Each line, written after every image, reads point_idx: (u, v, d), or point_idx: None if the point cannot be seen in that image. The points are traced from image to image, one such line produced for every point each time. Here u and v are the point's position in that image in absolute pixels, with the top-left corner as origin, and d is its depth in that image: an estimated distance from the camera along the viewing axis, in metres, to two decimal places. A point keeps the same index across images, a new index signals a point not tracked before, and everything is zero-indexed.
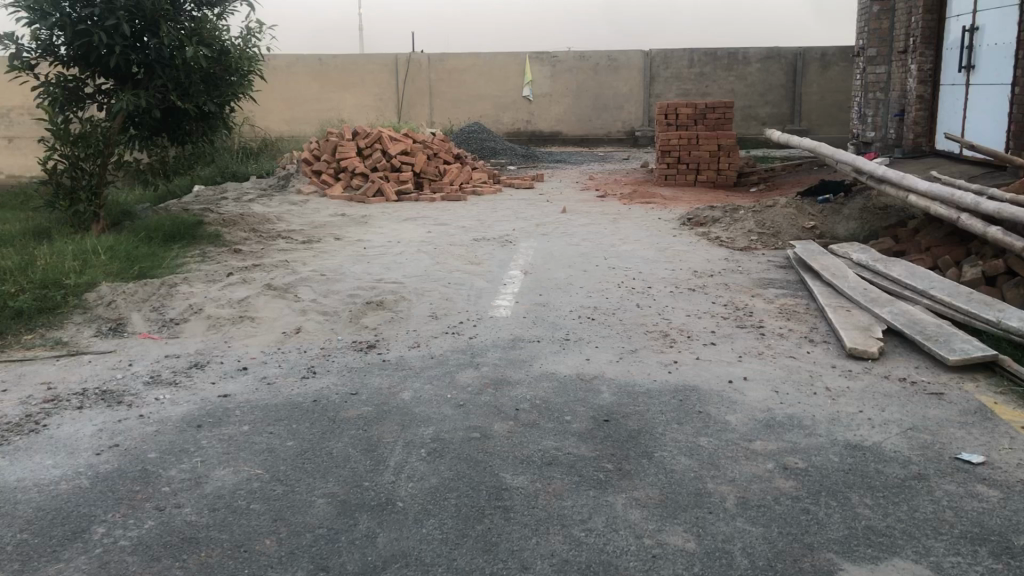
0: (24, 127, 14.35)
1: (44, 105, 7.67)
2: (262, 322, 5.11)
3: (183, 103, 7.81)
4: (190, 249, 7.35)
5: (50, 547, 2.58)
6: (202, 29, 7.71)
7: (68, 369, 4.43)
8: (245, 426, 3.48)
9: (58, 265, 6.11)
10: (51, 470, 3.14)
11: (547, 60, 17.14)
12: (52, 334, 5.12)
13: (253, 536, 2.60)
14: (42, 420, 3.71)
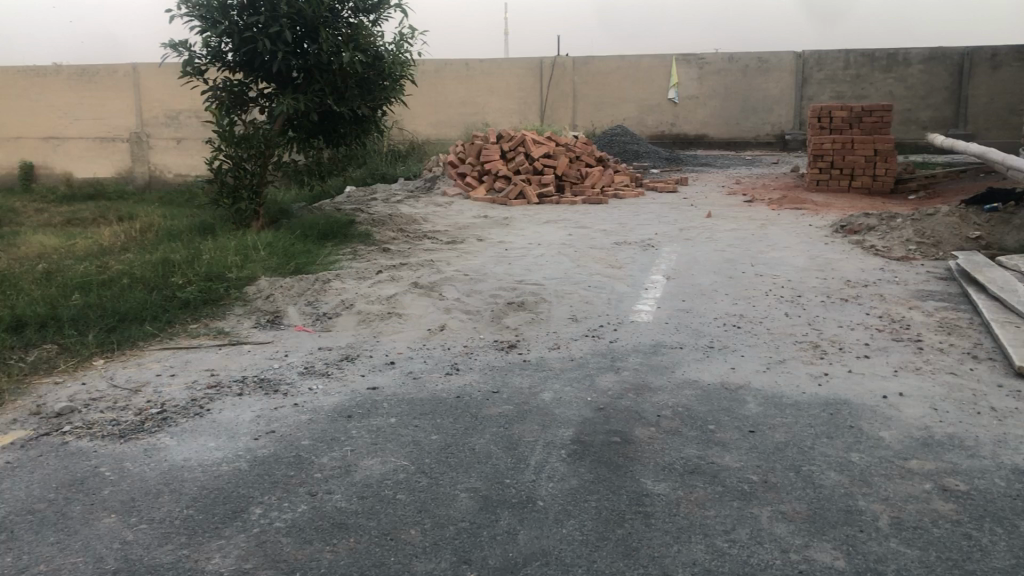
0: (191, 129, 15.27)
1: (212, 108, 8.19)
2: (408, 319, 5.26)
3: (338, 107, 8.13)
4: (342, 247, 7.65)
5: (212, 523, 2.75)
6: (358, 36, 8.00)
7: (230, 358, 4.71)
8: (392, 418, 3.61)
9: (222, 260, 6.50)
10: (214, 452, 3.35)
11: (694, 62, 16.89)
12: (215, 324, 5.44)
13: (399, 526, 2.68)
14: (207, 404, 3.95)
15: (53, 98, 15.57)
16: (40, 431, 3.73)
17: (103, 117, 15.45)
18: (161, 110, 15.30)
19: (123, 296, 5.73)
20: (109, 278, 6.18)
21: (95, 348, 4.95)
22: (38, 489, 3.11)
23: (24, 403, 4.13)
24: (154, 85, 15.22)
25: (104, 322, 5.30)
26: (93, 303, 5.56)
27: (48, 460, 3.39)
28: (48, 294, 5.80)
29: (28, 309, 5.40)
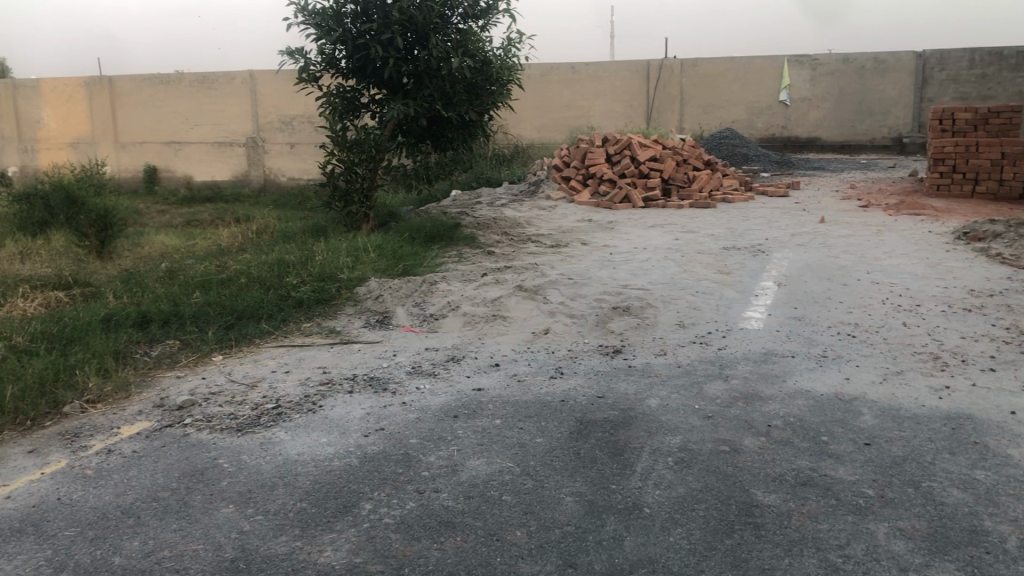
0: (304, 134, 15.72)
1: (325, 114, 8.46)
2: (513, 322, 5.30)
3: (446, 112, 8.25)
4: (448, 250, 7.76)
5: (324, 517, 2.83)
6: (467, 41, 8.11)
7: (340, 356, 4.83)
8: (498, 420, 3.64)
9: (334, 261, 6.69)
10: (327, 447, 3.44)
11: (806, 63, 16.44)
12: (326, 323, 5.60)
13: (506, 527, 2.71)
14: (319, 400, 4.07)
15: (176, 104, 16.31)
16: (164, 422, 3.92)
17: (221, 123, 16.08)
18: (276, 115, 15.80)
19: (240, 295, 5.96)
20: (227, 277, 6.44)
21: (214, 344, 5.16)
22: (162, 477, 3.26)
23: (149, 395, 4.35)
24: (269, 91, 15.72)
25: (223, 319, 5.53)
26: (213, 302, 5.81)
27: (171, 450, 3.56)
28: (171, 292, 6.09)
29: (153, 306, 5.68)
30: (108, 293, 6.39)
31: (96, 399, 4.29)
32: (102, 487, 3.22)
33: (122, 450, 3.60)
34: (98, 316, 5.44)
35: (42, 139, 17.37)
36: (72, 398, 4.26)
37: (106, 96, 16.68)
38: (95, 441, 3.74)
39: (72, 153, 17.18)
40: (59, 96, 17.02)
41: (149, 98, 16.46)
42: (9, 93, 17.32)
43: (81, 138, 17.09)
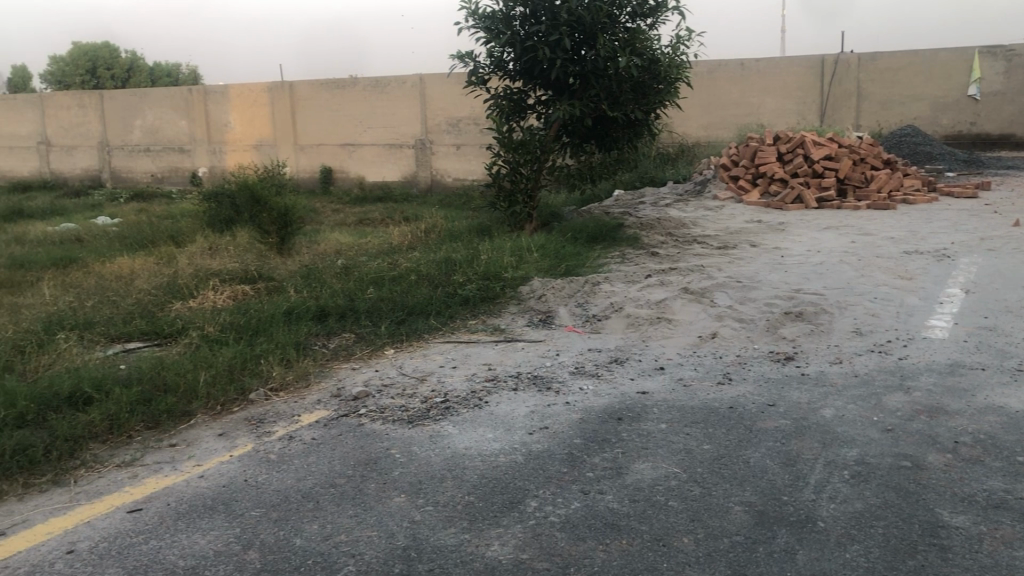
0: (469, 136, 16.01)
1: (493, 115, 8.64)
2: (678, 324, 5.23)
3: (612, 112, 8.23)
4: (612, 251, 7.74)
5: (491, 511, 2.89)
6: (635, 40, 8.04)
7: (505, 354, 4.91)
8: (663, 425, 3.59)
9: (499, 260, 6.81)
10: (493, 443, 3.51)
11: (1001, 54, 14.67)
12: (491, 321, 5.71)
13: (672, 532, 2.67)
14: (485, 396, 4.16)
15: (350, 107, 17.07)
16: (339, 412, 4.12)
17: (392, 125, 16.67)
18: (443, 117, 16.19)
19: (410, 291, 6.17)
20: (398, 274, 6.67)
21: (386, 338, 5.37)
22: (338, 464, 3.42)
23: (326, 385, 4.59)
24: (438, 94, 16.14)
25: (394, 315, 5.75)
26: (384, 297, 6.04)
27: (346, 438, 3.73)
28: (346, 287, 6.37)
29: (330, 301, 5.97)
30: (289, 288, 6.77)
31: (279, 387, 4.56)
32: (285, 471, 3.42)
33: (303, 437, 3.80)
34: (281, 309, 5.76)
35: (229, 141, 18.57)
36: (257, 385, 4.55)
37: (286, 100, 17.66)
38: (277, 427, 3.98)
39: (256, 155, 18.28)
40: (245, 100, 18.15)
41: (326, 102, 17.29)
42: (201, 99, 18.64)
43: (264, 140, 18.18)
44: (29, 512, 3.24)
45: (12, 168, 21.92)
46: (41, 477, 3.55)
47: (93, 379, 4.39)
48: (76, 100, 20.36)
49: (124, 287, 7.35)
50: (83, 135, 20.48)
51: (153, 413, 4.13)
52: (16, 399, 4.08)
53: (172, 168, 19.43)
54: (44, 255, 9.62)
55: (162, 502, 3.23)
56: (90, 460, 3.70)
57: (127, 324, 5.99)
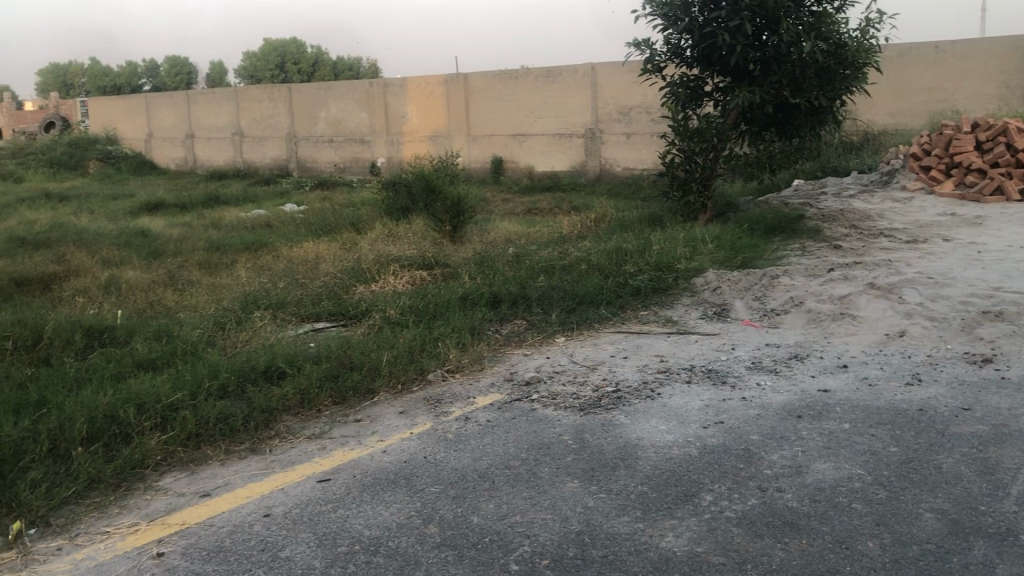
0: (640, 124, 15.78)
1: (669, 104, 8.53)
2: (863, 321, 5.00)
3: (794, 99, 7.93)
4: (790, 243, 7.49)
5: (664, 503, 2.88)
6: (821, 23, 7.71)
7: (679, 346, 4.86)
8: (846, 424, 3.46)
9: (672, 250, 6.73)
10: (667, 435, 3.49)
11: None
12: (663, 312, 5.66)
13: (856, 535, 2.58)
14: (657, 387, 4.14)
15: (522, 97, 17.27)
16: (513, 396, 4.20)
17: (564, 115, 16.71)
18: (615, 107, 16.05)
19: (581, 281, 6.21)
20: (569, 263, 6.72)
21: (557, 326, 5.42)
22: (513, 447, 3.50)
23: (499, 369, 4.70)
24: (610, 83, 16.02)
25: (565, 303, 5.80)
26: (555, 286, 6.10)
27: (520, 422, 3.81)
28: (518, 275, 6.48)
29: (503, 288, 6.09)
30: (463, 274, 6.96)
31: (455, 369, 4.72)
32: (462, 450, 3.53)
33: (478, 419, 3.91)
34: (456, 295, 5.94)
35: (406, 132, 19.23)
36: (435, 366, 4.72)
37: (461, 91, 18.09)
38: (454, 408, 4.11)
39: (432, 145, 18.86)
40: (422, 92, 18.74)
41: (500, 92, 17.58)
42: (381, 91, 19.39)
43: (439, 131, 18.71)
44: (230, 476, 3.51)
45: (211, 158, 23.64)
46: (241, 444, 3.83)
47: (287, 355, 4.68)
48: (268, 94, 21.68)
49: (310, 271, 7.79)
50: (274, 127, 21.79)
51: (339, 389, 4.37)
52: (219, 371, 4.42)
53: (353, 159, 20.35)
54: (239, 240, 10.34)
55: (348, 473, 3.42)
56: (283, 432, 3.95)
57: (315, 305, 6.35)
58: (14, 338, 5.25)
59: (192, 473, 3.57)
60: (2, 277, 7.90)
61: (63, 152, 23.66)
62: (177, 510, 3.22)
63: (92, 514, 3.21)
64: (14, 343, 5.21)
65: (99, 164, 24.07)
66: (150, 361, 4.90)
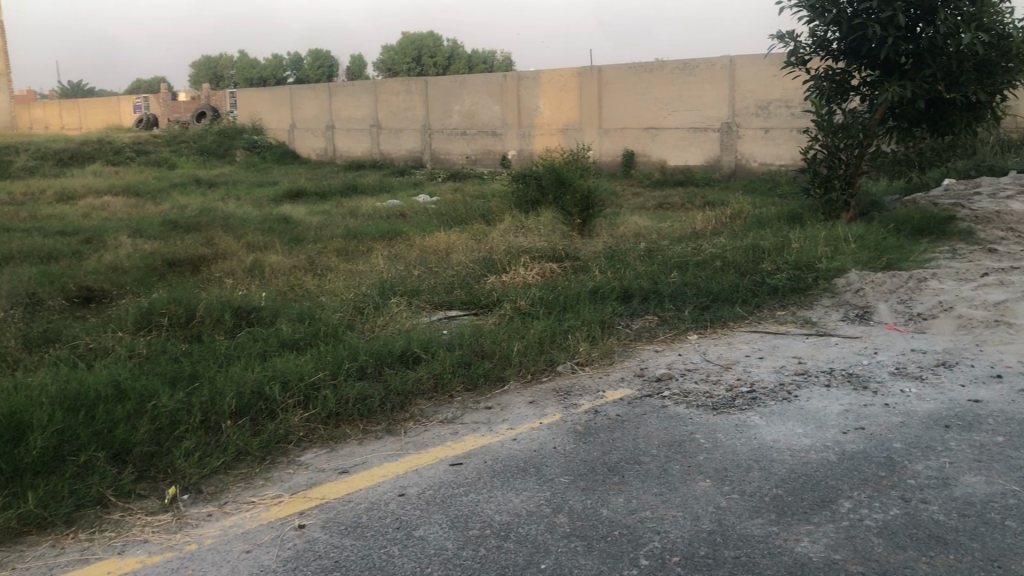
0: (779, 119, 15.26)
1: (813, 98, 8.26)
2: (1019, 330, 4.71)
3: (950, 94, 7.53)
4: (940, 245, 7.14)
5: (800, 507, 2.81)
6: (983, 13, 7.29)
7: (817, 348, 4.71)
8: (1000, 437, 3.28)
9: (812, 249, 6.53)
10: (804, 438, 3.40)
11: None
12: (801, 313, 5.50)
13: (1010, 555, 2.44)
14: (794, 390, 4.02)
15: (658, 91, 17.06)
16: (643, 392, 4.18)
17: (699, 108, 16.38)
18: (752, 101, 15.59)
19: (716, 278, 6.10)
20: (703, 260, 6.61)
21: (690, 323, 5.36)
22: (643, 443, 3.49)
23: (630, 364, 4.68)
24: (749, 75, 15.55)
25: (699, 300, 5.72)
26: (689, 283, 6.02)
27: (651, 418, 3.78)
28: (650, 270, 6.42)
29: (635, 282, 6.06)
30: (594, 268, 6.95)
31: (585, 361, 4.73)
32: (592, 443, 3.54)
33: (607, 413, 3.91)
34: (587, 288, 5.94)
35: (539, 125, 19.30)
36: (565, 358, 4.75)
37: (596, 84, 18.03)
38: (583, 400, 4.12)
39: (563, 138, 18.87)
40: (555, 85, 18.77)
41: (635, 86, 17.42)
42: (515, 84, 19.54)
43: (572, 124, 18.70)
44: (368, 455, 3.63)
45: (349, 149, 24.42)
46: (377, 425, 3.97)
47: (421, 341, 4.80)
48: (405, 87, 22.20)
49: (442, 260, 7.93)
50: (410, 119, 22.31)
51: (471, 376, 4.46)
52: (358, 353, 4.58)
53: (485, 151, 20.59)
54: (374, 228, 10.65)
55: (480, 458, 3.49)
56: (417, 415, 4.06)
57: (448, 293, 6.48)
58: (169, 315, 5.58)
59: (331, 450, 3.72)
60: (157, 258, 8.42)
61: (212, 141, 24.91)
62: (317, 485, 3.36)
63: (239, 484, 3.40)
64: (169, 319, 5.55)
65: (246, 153, 25.24)
66: (293, 341, 5.13)
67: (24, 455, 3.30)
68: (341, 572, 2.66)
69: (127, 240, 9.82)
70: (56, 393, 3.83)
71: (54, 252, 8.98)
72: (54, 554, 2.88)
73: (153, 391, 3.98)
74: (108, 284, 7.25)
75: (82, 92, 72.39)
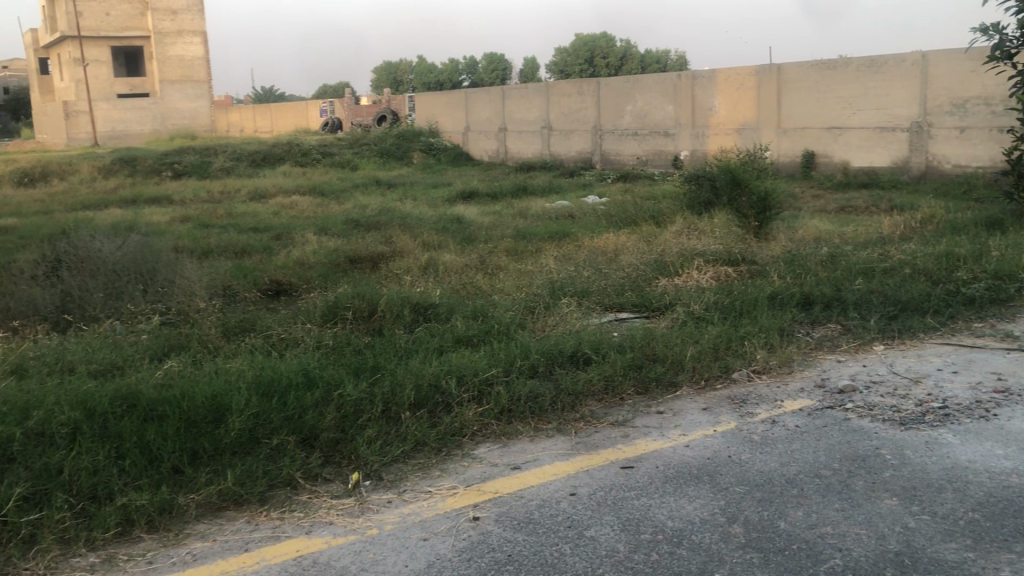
0: (977, 117, 14.16)
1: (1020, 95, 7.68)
2: None
3: None
4: None
5: (1001, 534, 2.63)
6: None
7: (1019, 364, 4.38)
8: None
9: (1014, 258, 6.07)
10: (1005, 461, 3.17)
11: None
12: (1001, 326, 5.12)
13: None
14: (993, 408, 3.76)
15: (842, 89, 16.31)
16: (824, 403, 4.02)
17: (887, 107, 15.50)
18: (947, 98, 14.55)
19: (905, 286, 5.78)
20: (891, 266, 6.27)
21: (875, 332, 5.10)
22: (824, 456, 3.35)
23: (810, 374, 4.51)
24: (944, 71, 14.57)
25: (886, 309, 5.43)
26: (875, 290, 5.74)
27: (833, 431, 3.63)
28: (833, 277, 6.16)
29: (815, 289, 5.83)
30: (772, 273, 6.72)
31: (762, 369, 4.60)
32: (769, 453, 3.44)
33: (786, 423, 3.79)
34: (765, 293, 5.77)
35: (713, 125, 18.87)
36: (741, 365, 4.64)
37: (775, 82, 17.47)
38: (760, 410, 4.00)
39: (739, 138, 18.36)
40: (733, 85, 18.31)
41: (817, 84, 16.72)
42: (689, 84, 19.24)
43: (748, 123, 18.17)
44: (539, 453, 3.68)
45: (522, 151, 24.76)
46: (549, 423, 4.02)
47: (593, 342, 4.82)
48: (579, 88, 22.31)
49: (612, 261, 7.92)
50: (582, 120, 22.38)
51: (643, 379, 4.43)
52: (530, 352, 4.65)
53: (657, 152, 20.34)
54: (544, 229, 10.75)
55: (652, 463, 3.46)
56: (588, 416, 4.08)
57: (619, 295, 6.46)
58: (353, 308, 5.86)
59: (504, 446, 3.79)
60: (340, 256, 8.85)
61: (392, 143, 25.92)
62: (491, 479, 3.44)
63: (417, 473, 3.53)
64: (352, 313, 5.83)
65: (423, 154, 26.09)
66: (467, 338, 5.26)
67: (223, 436, 3.57)
68: (513, 566, 2.72)
69: (313, 237, 10.39)
70: (252, 379, 4.10)
71: (248, 248, 9.62)
72: (250, 530, 3.09)
73: (338, 380, 4.19)
74: (296, 279, 7.70)
75: (274, 97, 77.04)
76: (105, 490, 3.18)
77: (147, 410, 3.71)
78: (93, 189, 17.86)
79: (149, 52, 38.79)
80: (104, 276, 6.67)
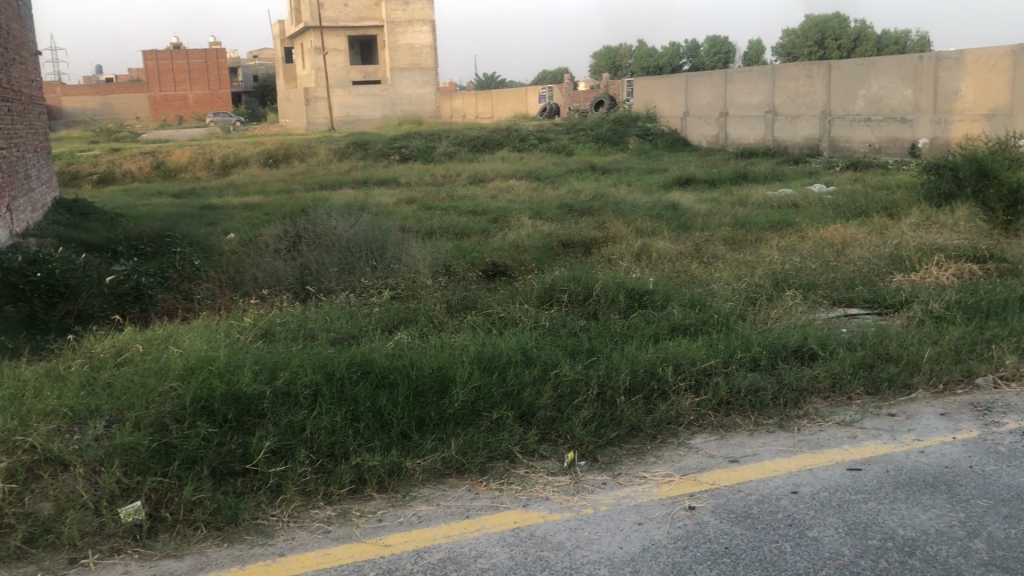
0: None
1: None
2: None
3: None
4: None
5: None
6: None
7: None
8: None
9: None
10: None
11: None
12: None
13: None
14: None
15: None
16: None
17: None
18: None
19: None
20: None
21: None
22: None
23: None
24: None
25: None
26: None
27: None
28: None
29: None
30: None
31: (1010, 376, 4.24)
32: (1017, 467, 3.18)
33: None
34: (1017, 294, 5.30)
35: (958, 110, 17.36)
36: (986, 371, 4.28)
37: None
38: (1007, 420, 3.69)
39: (988, 124, 16.69)
40: (983, 67, 16.73)
41: None
42: (932, 65, 17.87)
43: (1000, 108, 16.48)
44: (758, 447, 3.59)
45: (743, 136, 24.00)
46: (770, 418, 3.90)
47: (819, 338, 4.62)
48: (807, 72, 21.34)
49: (839, 254, 7.55)
50: (810, 104, 21.39)
51: (874, 379, 4.19)
52: (751, 344, 4.53)
53: (892, 138, 19.01)
54: (764, 218, 10.40)
55: (882, 466, 3.29)
56: (812, 413, 3.92)
57: (849, 290, 6.14)
58: (569, 292, 5.96)
59: (721, 438, 3.72)
60: (554, 240, 9.00)
61: (609, 128, 25.94)
62: (708, 469, 3.39)
63: (632, 458, 3.55)
64: (568, 296, 5.92)
65: (640, 140, 25.91)
66: (684, 326, 5.20)
67: (448, 407, 3.75)
68: (730, 559, 2.67)
69: (528, 221, 10.63)
70: (474, 354, 4.28)
71: (466, 229, 9.98)
72: (471, 497, 3.24)
73: (556, 360, 4.28)
74: (512, 260, 7.91)
75: (496, 84, 79.03)
76: (341, 448, 3.43)
77: (379, 377, 3.96)
78: (328, 170, 19.18)
79: (382, 41, 41.06)
80: (340, 253, 7.18)
